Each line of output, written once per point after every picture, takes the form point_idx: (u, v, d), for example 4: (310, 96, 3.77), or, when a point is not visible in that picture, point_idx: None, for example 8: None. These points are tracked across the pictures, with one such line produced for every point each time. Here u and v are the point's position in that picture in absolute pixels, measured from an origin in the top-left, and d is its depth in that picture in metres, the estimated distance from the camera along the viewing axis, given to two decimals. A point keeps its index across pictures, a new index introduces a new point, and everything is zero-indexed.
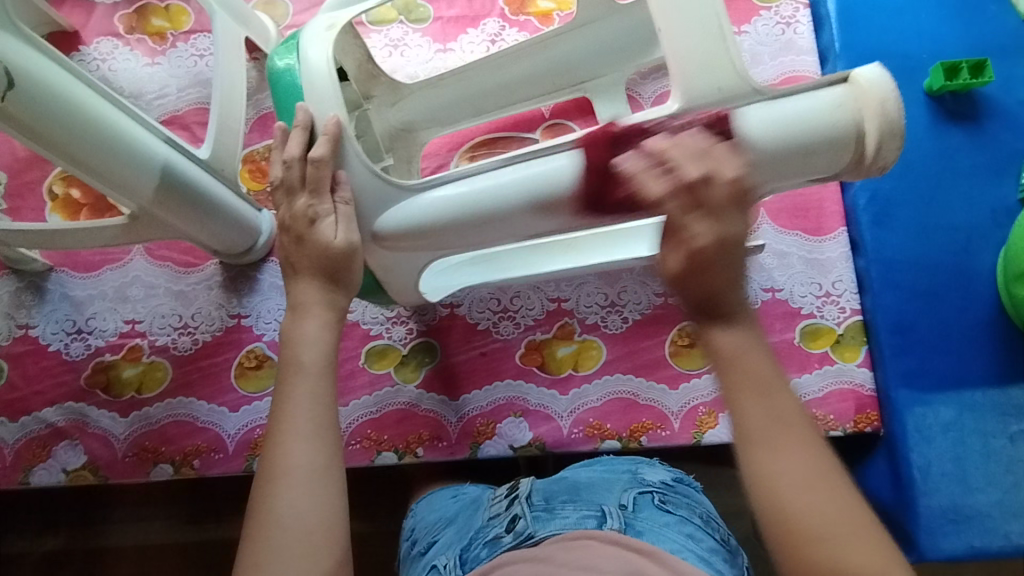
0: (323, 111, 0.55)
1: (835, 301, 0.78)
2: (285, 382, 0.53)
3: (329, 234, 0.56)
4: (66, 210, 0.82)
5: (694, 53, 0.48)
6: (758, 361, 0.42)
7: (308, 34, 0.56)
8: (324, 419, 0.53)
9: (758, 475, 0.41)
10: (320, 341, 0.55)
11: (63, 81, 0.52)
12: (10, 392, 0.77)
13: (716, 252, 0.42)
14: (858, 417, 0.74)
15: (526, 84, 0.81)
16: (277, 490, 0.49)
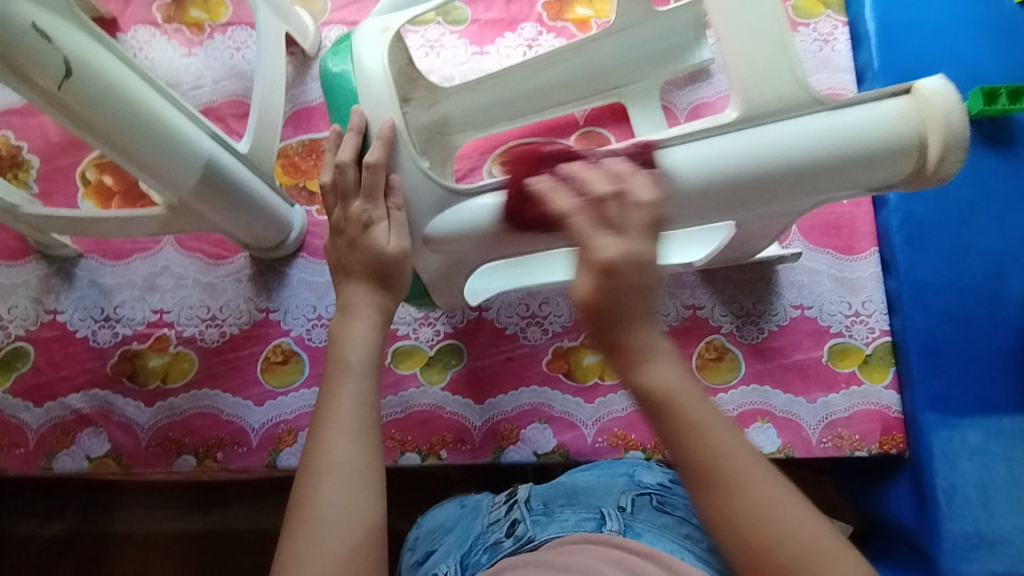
0: (377, 114, 0.56)
1: (864, 321, 0.77)
2: (330, 381, 0.54)
3: (383, 239, 0.57)
4: (99, 197, 0.82)
5: (751, 62, 0.46)
6: (692, 400, 0.42)
7: (361, 38, 0.56)
8: (368, 417, 0.52)
9: (716, 519, 0.41)
10: (366, 341, 0.55)
11: (120, 72, 0.52)
12: (37, 376, 0.77)
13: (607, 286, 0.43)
14: (884, 438, 0.74)
15: (561, 90, 0.81)
16: (319, 486, 0.48)
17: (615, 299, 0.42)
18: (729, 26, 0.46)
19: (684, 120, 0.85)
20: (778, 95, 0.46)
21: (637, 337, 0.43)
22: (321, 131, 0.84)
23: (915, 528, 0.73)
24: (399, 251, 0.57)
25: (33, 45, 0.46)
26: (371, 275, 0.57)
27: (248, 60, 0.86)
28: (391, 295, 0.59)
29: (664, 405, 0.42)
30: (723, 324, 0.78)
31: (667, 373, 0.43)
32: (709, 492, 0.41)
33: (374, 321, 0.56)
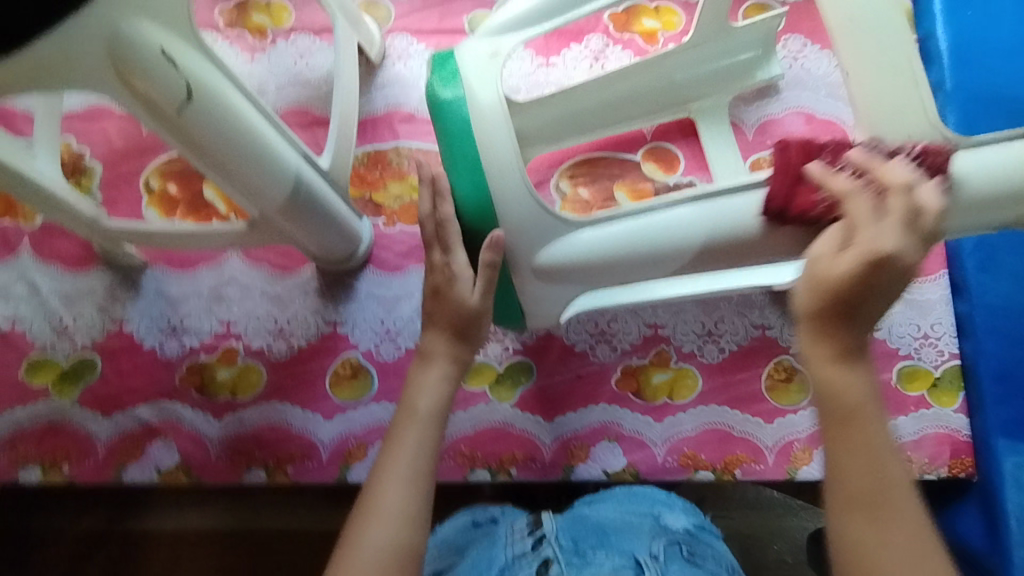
0: (494, 146, 0.54)
1: (933, 343, 0.77)
2: (396, 422, 0.55)
3: (466, 293, 0.56)
4: (163, 205, 0.81)
5: (880, 102, 0.50)
6: (874, 420, 0.45)
7: (474, 67, 0.55)
8: (429, 469, 0.53)
9: (842, 538, 0.44)
10: (436, 391, 0.56)
11: (235, 96, 0.49)
12: (106, 386, 0.77)
13: (868, 276, 0.44)
14: (954, 462, 0.75)
15: (631, 103, 0.79)
16: (368, 525, 0.50)
17: (850, 293, 0.44)
18: (859, 69, 0.50)
19: (752, 137, 0.82)
20: (910, 134, 0.49)
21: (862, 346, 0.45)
22: (386, 142, 0.83)
23: (984, 550, 0.72)
24: (480, 302, 0.56)
25: (160, 71, 0.44)
26: (456, 327, 0.56)
27: (311, 67, 0.85)
28: (469, 347, 0.58)
29: (851, 413, 0.44)
30: (793, 344, 0.78)
31: (833, 371, 0.45)
32: (869, 513, 0.43)
33: (449, 373, 0.56)
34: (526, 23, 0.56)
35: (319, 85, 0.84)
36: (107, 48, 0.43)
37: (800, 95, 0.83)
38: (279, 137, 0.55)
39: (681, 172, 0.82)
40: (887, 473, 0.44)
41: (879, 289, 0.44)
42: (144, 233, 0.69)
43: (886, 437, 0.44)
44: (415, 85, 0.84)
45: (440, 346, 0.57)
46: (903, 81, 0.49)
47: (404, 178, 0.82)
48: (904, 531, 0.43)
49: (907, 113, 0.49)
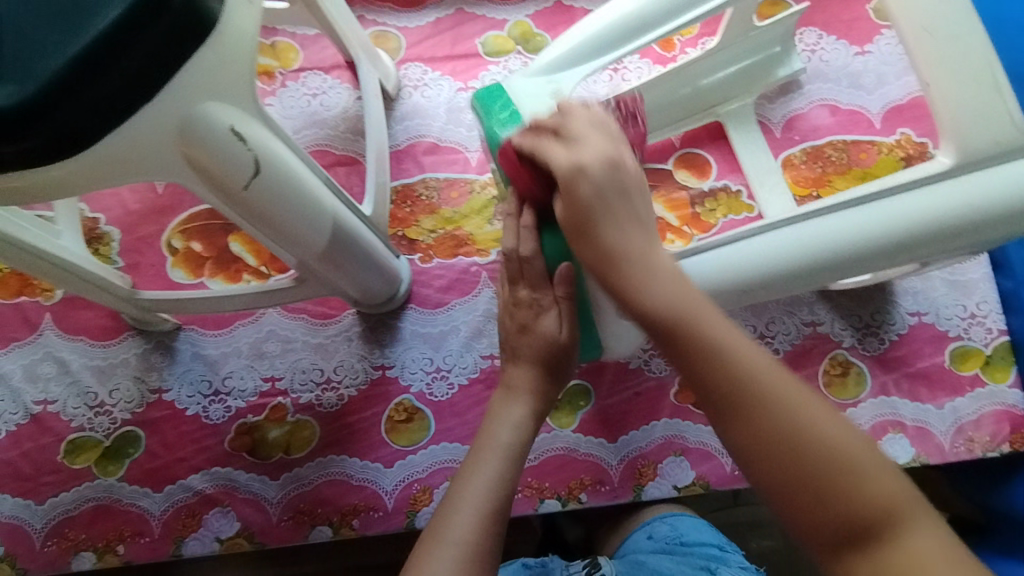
0: None
1: (981, 322, 0.78)
2: (473, 449, 0.54)
3: (552, 328, 0.55)
4: (189, 264, 0.78)
5: (966, 108, 0.49)
6: (707, 315, 0.43)
7: (536, 107, 0.54)
8: (499, 502, 0.51)
9: (733, 446, 0.40)
10: (516, 425, 0.55)
11: (296, 162, 0.47)
12: (152, 460, 0.74)
13: (592, 191, 0.46)
14: (1015, 437, 0.75)
15: (657, 112, 0.78)
16: (431, 555, 0.47)
17: (589, 210, 0.46)
18: (940, 75, 0.50)
19: (780, 134, 0.82)
20: (997, 139, 0.49)
21: (637, 257, 0.45)
22: (412, 176, 0.81)
23: None
24: (570, 338, 0.55)
25: (229, 148, 0.42)
26: (546, 364, 0.56)
27: (326, 105, 0.82)
28: (554, 384, 0.58)
29: (676, 322, 0.42)
30: (845, 338, 0.78)
31: (666, 270, 0.45)
32: (738, 416, 0.40)
33: (530, 409, 0.56)
34: (582, 57, 0.57)
35: (336, 123, 0.82)
36: (177, 133, 0.41)
37: (822, 87, 0.84)
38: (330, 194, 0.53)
39: (714, 176, 0.82)
40: (741, 358, 0.41)
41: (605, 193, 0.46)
42: (184, 304, 0.67)
43: (724, 327, 0.42)
44: (435, 114, 0.83)
45: (524, 382, 0.57)
46: (985, 87, 0.49)
47: (436, 211, 0.81)
48: (782, 419, 0.39)
49: (993, 119, 0.49)
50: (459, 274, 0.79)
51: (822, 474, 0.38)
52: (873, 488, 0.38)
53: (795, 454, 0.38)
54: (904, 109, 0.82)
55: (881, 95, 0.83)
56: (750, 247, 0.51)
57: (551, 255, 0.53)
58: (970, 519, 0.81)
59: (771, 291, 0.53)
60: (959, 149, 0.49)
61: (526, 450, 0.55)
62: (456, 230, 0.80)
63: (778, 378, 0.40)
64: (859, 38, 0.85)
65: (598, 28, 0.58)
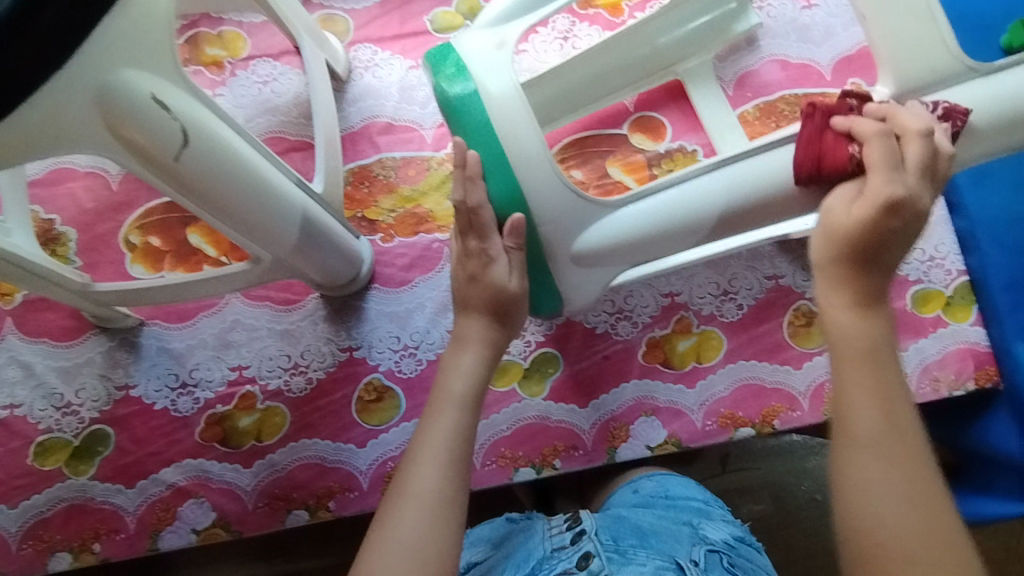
0: (518, 133, 0.52)
1: (940, 264, 0.78)
2: (432, 404, 0.54)
3: (504, 277, 0.54)
4: (149, 259, 0.78)
5: (901, 38, 0.50)
6: (864, 377, 0.46)
7: (480, 57, 0.53)
8: (465, 448, 0.52)
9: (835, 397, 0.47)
10: (472, 375, 0.54)
11: (233, 136, 0.48)
12: (123, 457, 0.74)
13: (896, 231, 0.47)
14: (978, 374, 0.76)
15: (618, 72, 0.77)
16: (397, 512, 0.48)
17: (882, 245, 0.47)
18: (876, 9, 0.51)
19: (733, 92, 0.83)
20: (933, 67, 0.51)
21: (885, 249, 0.48)
22: (368, 156, 0.81)
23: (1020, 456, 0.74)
24: (520, 285, 0.55)
25: (152, 117, 0.43)
26: (495, 312, 0.55)
27: (277, 92, 0.82)
28: (503, 332, 0.56)
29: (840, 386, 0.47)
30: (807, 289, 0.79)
31: (848, 324, 0.47)
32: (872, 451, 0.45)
33: (483, 357, 0.55)
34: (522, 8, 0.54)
35: (288, 109, 0.82)
36: (97, 103, 0.42)
37: (774, 44, 0.84)
38: (298, 190, 0.58)
39: (669, 138, 0.82)
40: (867, 334, 0.47)
41: (899, 233, 0.47)
42: (142, 294, 0.67)
43: (874, 316, 0.48)
44: (388, 94, 0.83)
45: (476, 332, 0.55)
46: (920, 19, 0.50)
47: (394, 190, 0.80)
48: (869, 380, 0.46)
49: (931, 48, 0.50)
50: (420, 251, 0.79)
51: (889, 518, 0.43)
52: (890, 483, 0.44)
53: (864, 514, 0.44)
54: (853, 60, 0.83)
55: (830, 47, 0.84)
56: (692, 194, 0.54)
57: (498, 203, 0.53)
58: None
59: (719, 228, 0.55)
60: (897, 79, 0.51)
61: (482, 397, 0.55)
62: (415, 208, 0.80)
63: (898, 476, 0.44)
64: None
65: None
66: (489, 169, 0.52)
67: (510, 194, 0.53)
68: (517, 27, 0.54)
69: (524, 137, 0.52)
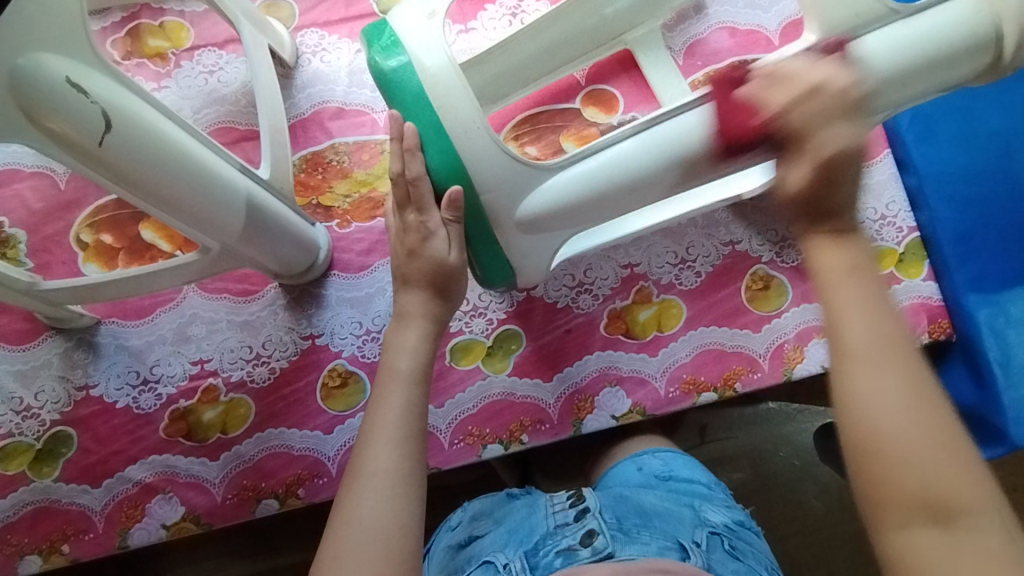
0: (455, 105, 0.52)
1: (892, 222, 0.79)
2: (380, 388, 0.55)
3: (443, 251, 0.57)
4: (102, 257, 0.77)
5: None
6: (869, 289, 0.44)
7: (410, 28, 0.52)
8: (415, 428, 0.53)
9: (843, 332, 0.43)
10: (417, 350, 0.56)
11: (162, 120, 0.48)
12: (87, 457, 0.73)
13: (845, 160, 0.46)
14: (932, 327, 0.77)
15: (569, 44, 0.76)
16: (358, 491, 0.50)
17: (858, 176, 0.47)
18: None
19: (683, 61, 0.83)
20: (855, 12, 0.52)
21: (841, 278, 0.45)
22: (321, 142, 0.81)
23: (976, 403, 0.76)
24: (459, 259, 0.57)
25: (68, 101, 0.43)
26: (434, 285, 0.58)
27: (224, 82, 0.81)
28: (444, 304, 0.59)
29: (840, 297, 0.44)
30: (763, 253, 0.79)
31: (833, 258, 0.46)
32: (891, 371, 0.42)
33: (427, 332, 0.57)
34: None
35: (236, 99, 0.81)
36: (12, 90, 0.42)
37: (722, 10, 0.85)
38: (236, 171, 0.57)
39: (621, 111, 0.82)
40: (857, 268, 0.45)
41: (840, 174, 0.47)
42: (90, 291, 0.67)
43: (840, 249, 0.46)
44: (337, 79, 0.82)
45: (416, 307, 0.57)
46: None
47: (348, 175, 0.80)
48: (867, 316, 0.44)
49: None
50: (378, 235, 0.79)
51: (907, 426, 0.41)
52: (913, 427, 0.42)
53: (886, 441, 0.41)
54: (799, 24, 0.83)
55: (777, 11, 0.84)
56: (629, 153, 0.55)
57: (439, 172, 0.54)
58: None
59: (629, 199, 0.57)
60: (824, 25, 0.52)
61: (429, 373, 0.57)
62: (371, 192, 0.80)
63: (911, 389, 0.42)
64: None
65: None
66: (428, 140, 0.53)
67: (450, 163, 0.53)
68: None
69: (459, 103, 0.52)
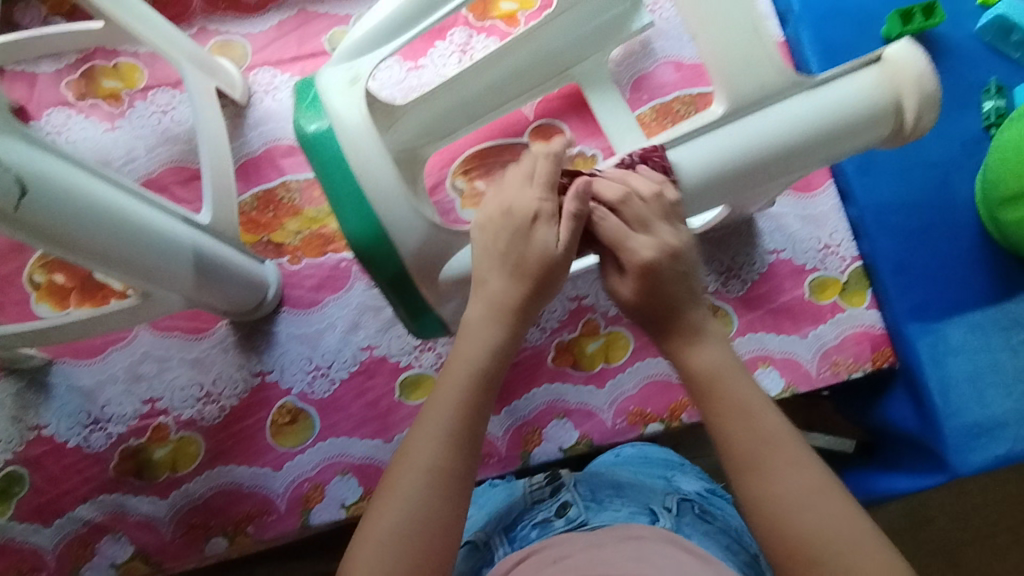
0: (371, 168, 0.53)
1: (836, 252, 0.80)
2: (443, 376, 0.50)
3: (549, 241, 0.51)
4: (54, 297, 0.78)
5: (730, 55, 0.53)
6: (738, 389, 0.48)
7: (330, 91, 0.55)
8: (474, 428, 0.48)
9: (718, 436, 0.47)
10: (483, 347, 0.50)
11: (76, 175, 0.50)
12: (39, 496, 0.74)
13: (662, 264, 0.50)
14: (875, 356, 0.78)
15: (517, 79, 0.75)
16: (393, 496, 0.46)
17: (670, 278, 0.51)
18: (707, 24, 0.52)
19: (629, 95, 0.85)
20: (762, 83, 0.53)
21: (714, 376, 0.48)
22: (273, 180, 0.82)
23: (920, 431, 0.77)
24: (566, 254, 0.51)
25: None
26: (534, 283, 0.51)
27: (177, 121, 0.82)
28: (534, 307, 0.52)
29: (710, 395, 0.48)
30: (709, 283, 0.81)
31: (704, 358, 0.49)
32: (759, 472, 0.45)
33: (501, 340, 0.51)
34: (375, 41, 0.56)
35: (188, 138, 0.82)
36: None
37: (668, 45, 0.86)
38: (161, 216, 0.58)
39: (568, 144, 0.84)
40: (722, 367, 0.49)
41: (677, 275, 0.51)
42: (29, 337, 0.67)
43: (711, 354, 0.49)
44: (289, 117, 0.83)
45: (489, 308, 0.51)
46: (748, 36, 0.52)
47: (299, 212, 0.81)
48: (736, 417, 0.47)
49: (758, 66, 0.52)
50: (329, 272, 0.80)
51: (806, 524, 0.43)
52: (815, 520, 0.43)
53: (788, 538, 0.43)
54: None
55: None
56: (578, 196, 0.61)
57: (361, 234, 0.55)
58: (868, 442, 0.87)
59: None
60: (730, 96, 0.53)
61: (494, 382, 0.50)
62: (322, 229, 0.81)
63: (795, 477, 0.44)
64: None
65: (384, 14, 0.57)
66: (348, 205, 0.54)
67: (370, 227, 0.54)
68: (369, 59, 0.56)
69: (376, 170, 0.53)
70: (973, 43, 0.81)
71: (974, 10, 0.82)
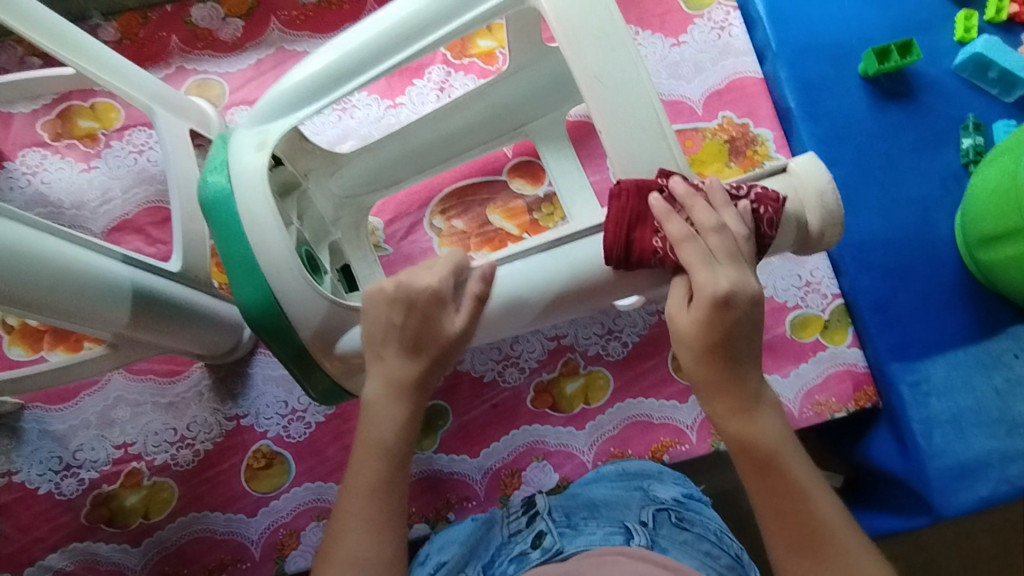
0: (264, 232, 0.55)
1: (816, 289, 0.80)
2: (354, 464, 0.52)
3: (450, 320, 0.52)
4: (27, 340, 0.77)
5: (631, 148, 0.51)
6: (788, 462, 0.48)
7: (238, 151, 0.58)
8: (391, 505, 0.51)
9: (767, 502, 0.48)
10: (388, 419, 0.52)
11: (28, 235, 0.50)
12: (8, 544, 0.73)
13: (731, 308, 0.46)
14: (857, 395, 0.77)
15: (473, 131, 0.75)
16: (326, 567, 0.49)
17: (739, 339, 0.48)
18: (609, 122, 0.51)
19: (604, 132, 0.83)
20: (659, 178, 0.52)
21: (766, 447, 0.48)
22: None
23: (905, 472, 0.76)
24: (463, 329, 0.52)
25: None
26: (431, 356, 0.52)
27: (153, 161, 0.82)
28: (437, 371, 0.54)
29: (769, 466, 0.48)
30: None
31: (746, 432, 0.49)
32: (812, 554, 0.47)
33: (409, 411, 0.53)
34: (291, 104, 0.59)
35: (164, 178, 0.81)
36: None
37: None
38: (120, 265, 0.58)
39: (547, 181, 0.83)
40: (772, 438, 0.49)
41: (745, 322, 0.47)
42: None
43: (772, 425, 0.49)
44: None
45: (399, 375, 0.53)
46: (652, 134, 0.51)
47: None
48: (786, 491, 0.48)
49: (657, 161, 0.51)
50: None
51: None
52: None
53: None
54: (723, 93, 0.84)
55: (702, 83, 0.84)
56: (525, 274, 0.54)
57: (248, 298, 0.56)
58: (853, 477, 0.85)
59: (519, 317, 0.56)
60: None
61: (408, 452, 0.53)
62: None
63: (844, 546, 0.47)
64: (671, 30, 0.85)
65: (304, 77, 0.58)
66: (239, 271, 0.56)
67: (257, 293, 0.56)
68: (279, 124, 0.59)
69: (268, 237, 0.55)
70: (950, 79, 0.81)
71: (951, 46, 0.82)
